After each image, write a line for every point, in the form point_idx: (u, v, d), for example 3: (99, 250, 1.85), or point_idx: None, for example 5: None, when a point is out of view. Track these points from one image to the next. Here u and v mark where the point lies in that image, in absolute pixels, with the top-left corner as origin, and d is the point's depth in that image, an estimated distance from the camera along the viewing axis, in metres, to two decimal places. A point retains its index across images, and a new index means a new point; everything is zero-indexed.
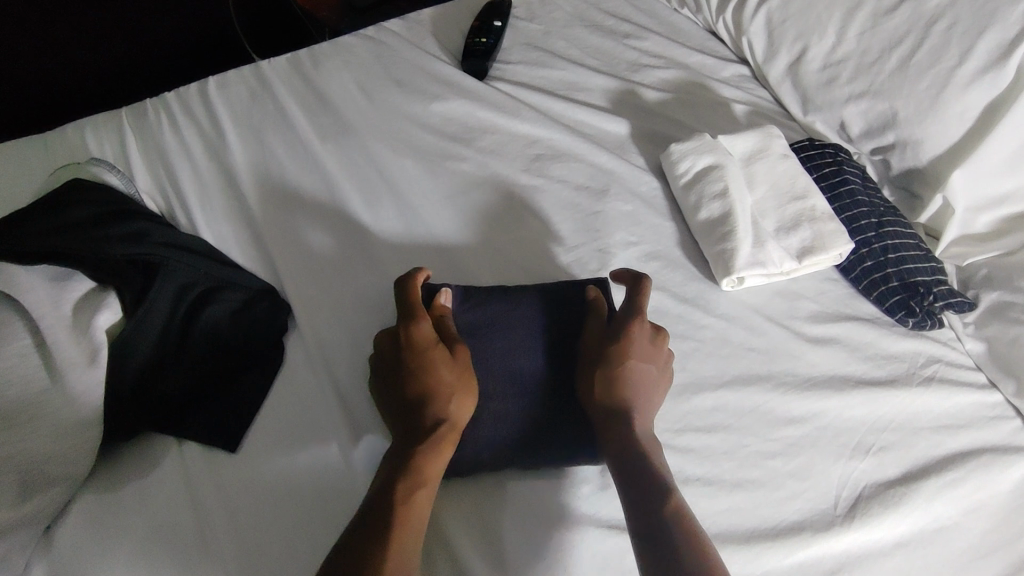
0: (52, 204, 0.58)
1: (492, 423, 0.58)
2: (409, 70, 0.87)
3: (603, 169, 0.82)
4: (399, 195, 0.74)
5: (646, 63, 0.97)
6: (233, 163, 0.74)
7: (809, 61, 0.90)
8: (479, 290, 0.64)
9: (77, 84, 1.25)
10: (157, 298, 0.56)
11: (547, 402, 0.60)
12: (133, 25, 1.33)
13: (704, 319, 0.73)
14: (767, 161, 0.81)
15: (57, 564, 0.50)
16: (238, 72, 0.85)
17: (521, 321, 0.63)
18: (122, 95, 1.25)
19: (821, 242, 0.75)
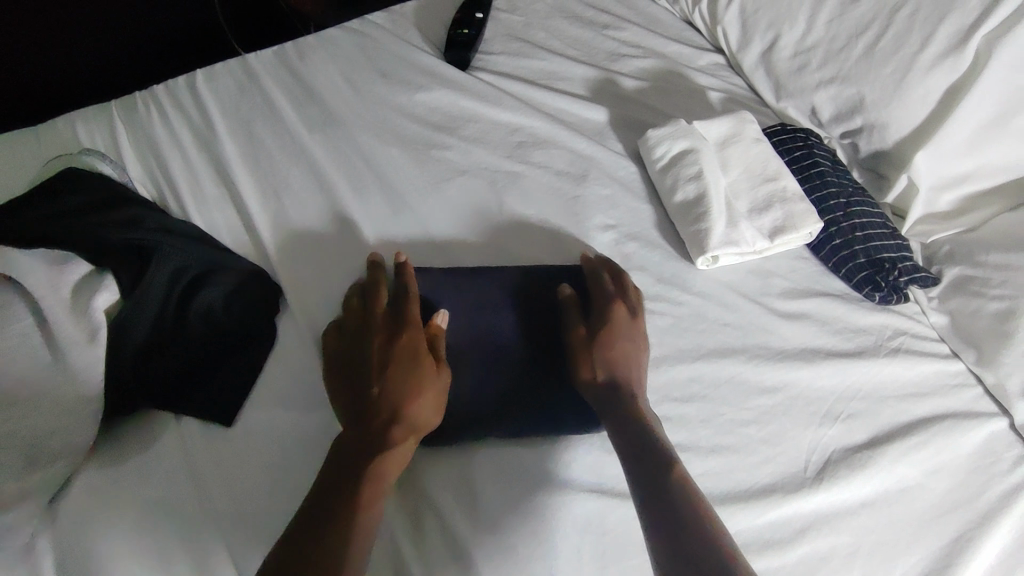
0: (48, 194, 0.60)
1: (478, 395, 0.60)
2: (393, 62, 0.89)
3: (583, 155, 0.84)
4: (385, 182, 0.76)
5: (624, 53, 1.00)
6: (221, 152, 0.76)
7: (781, 49, 0.93)
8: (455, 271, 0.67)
9: (61, 78, 1.26)
10: (155, 280, 0.58)
11: (527, 376, 0.63)
12: (116, 19, 1.34)
13: (680, 296, 0.76)
14: (740, 145, 0.84)
15: (63, 534, 0.52)
16: (225, 64, 0.86)
17: (502, 301, 0.66)
18: (106, 89, 1.26)
19: (792, 221, 0.78)
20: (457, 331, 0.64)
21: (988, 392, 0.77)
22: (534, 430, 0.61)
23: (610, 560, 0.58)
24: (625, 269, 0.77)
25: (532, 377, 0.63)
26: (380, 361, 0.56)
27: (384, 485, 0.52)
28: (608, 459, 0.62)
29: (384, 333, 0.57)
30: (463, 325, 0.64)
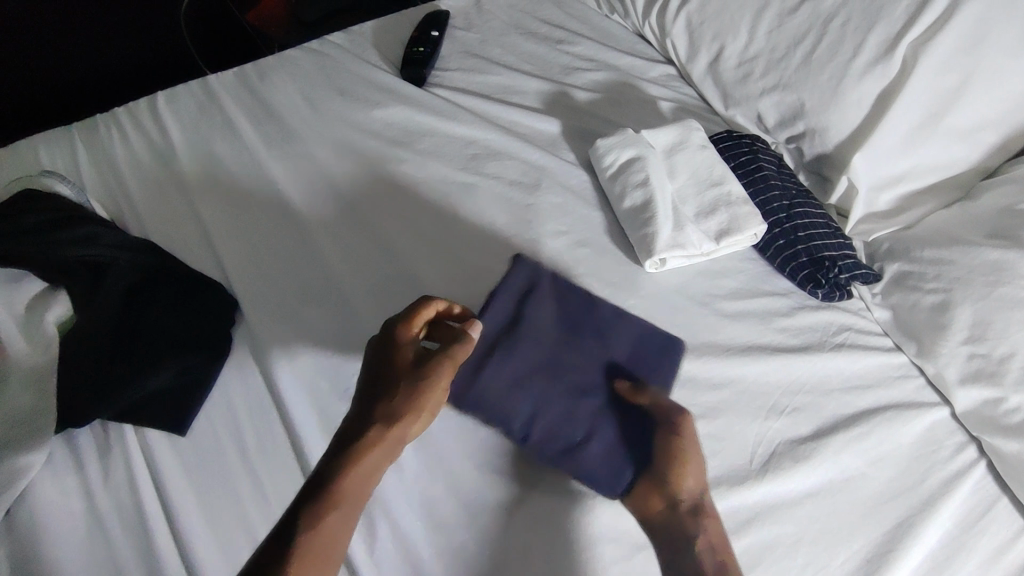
0: (4, 213, 0.63)
1: None
2: (351, 80, 0.92)
3: (535, 165, 0.88)
4: (341, 196, 0.79)
5: (577, 66, 1.03)
6: (180, 171, 0.78)
7: (726, 59, 0.97)
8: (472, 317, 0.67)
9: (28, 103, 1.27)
10: (110, 292, 0.61)
11: (544, 407, 0.63)
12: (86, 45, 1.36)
13: (630, 298, 0.79)
14: (686, 152, 0.87)
15: (17, 545, 0.53)
16: (186, 86, 0.89)
17: (548, 346, 0.67)
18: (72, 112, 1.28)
19: (736, 224, 0.81)
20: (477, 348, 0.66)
21: (930, 382, 0.80)
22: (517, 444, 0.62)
23: None
24: (574, 272, 0.79)
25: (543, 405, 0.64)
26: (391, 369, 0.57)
27: (343, 502, 0.51)
28: None
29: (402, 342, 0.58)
30: (537, 343, 0.67)
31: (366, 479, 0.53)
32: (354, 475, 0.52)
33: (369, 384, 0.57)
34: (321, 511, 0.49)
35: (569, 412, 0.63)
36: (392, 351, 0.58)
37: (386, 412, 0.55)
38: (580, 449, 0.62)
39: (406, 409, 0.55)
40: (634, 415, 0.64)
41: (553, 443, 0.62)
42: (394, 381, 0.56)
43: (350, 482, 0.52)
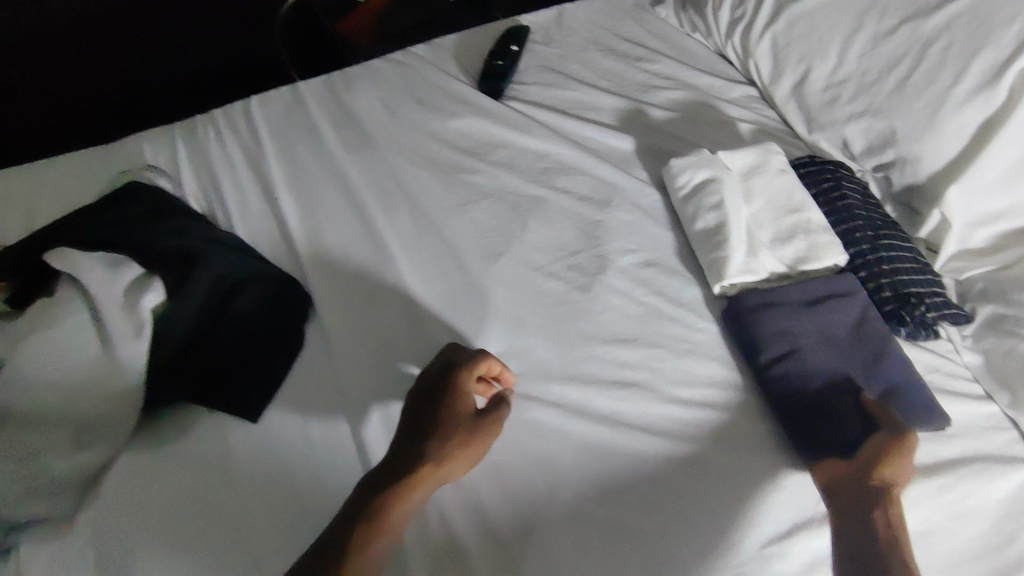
0: (114, 204, 0.68)
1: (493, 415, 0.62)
2: (432, 90, 0.95)
3: (607, 182, 0.87)
4: (414, 202, 0.81)
5: (655, 84, 1.02)
6: (266, 168, 0.82)
7: (812, 82, 0.94)
8: (880, 335, 0.72)
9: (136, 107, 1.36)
10: (197, 284, 0.64)
11: (833, 369, 0.69)
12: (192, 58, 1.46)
13: (697, 322, 0.76)
14: (764, 176, 0.84)
15: (101, 511, 0.57)
16: (277, 90, 0.93)
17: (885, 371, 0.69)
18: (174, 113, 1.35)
19: (815, 252, 0.78)
20: (788, 301, 0.74)
21: None
22: (760, 369, 0.71)
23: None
24: (641, 292, 0.78)
25: (793, 351, 0.70)
26: (445, 411, 0.59)
27: (382, 538, 0.53)
28: (613, 479, 0.64)
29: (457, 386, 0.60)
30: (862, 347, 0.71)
31: (406, 510, 0.55)
32: (403, 501, 0.55)
33: (412, 420, 0.59)
34: (371, 528, 0.52)
35: (811, 372, 0.69)
36: (446, 392, 0.60)
37: (436, 450, 0.57)
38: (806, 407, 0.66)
39: (456, 453, 0.58)
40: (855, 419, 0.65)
41: (778, 385, 0.69)
42: (440, 423, 0.59)
43: (401, 508, 0.55)
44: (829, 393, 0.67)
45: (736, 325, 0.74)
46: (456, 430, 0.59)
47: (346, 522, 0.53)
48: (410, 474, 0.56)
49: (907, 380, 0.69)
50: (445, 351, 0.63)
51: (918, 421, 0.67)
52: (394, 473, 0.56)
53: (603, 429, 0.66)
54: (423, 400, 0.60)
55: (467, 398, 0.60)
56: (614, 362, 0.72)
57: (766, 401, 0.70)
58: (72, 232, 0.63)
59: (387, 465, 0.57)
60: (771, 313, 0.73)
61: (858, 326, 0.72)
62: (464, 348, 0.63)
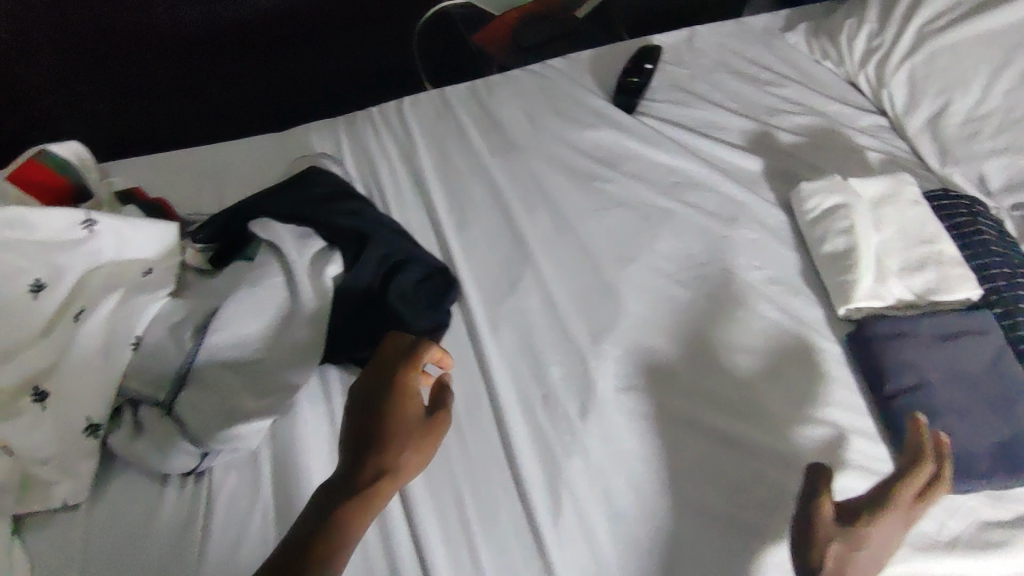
0: (297, 182, 0.76)
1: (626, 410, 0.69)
2: (569, 102, 1.01)
3: (735, 200, 0.91)
4: (552, 205, 0.87)
5: (783, 109, 1.05)
6: (420, 163, 0.90)
7: (950, 116, 0.93)
8: (1009, 378, 0.72)
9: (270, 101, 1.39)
10: (367, 260, 0.71)
11: (958, 407, 0.70)
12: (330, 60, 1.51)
13: (820, 341, 0.79)
14: (897, 205, 0.85)
15: (282, 449, 0.65)
16: (427, 93, 1.02)
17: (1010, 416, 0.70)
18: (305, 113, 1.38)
19: (947, 284, 0.79)
20: (918, 334, 0.74)
21: None
22: (884, 399, 0.72)
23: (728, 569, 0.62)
24: (766, 308, 0.80)
25: (918, 387, 0.71)
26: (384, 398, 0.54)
27: (344, 553, 0.48)
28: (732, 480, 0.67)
29: (412, 365, 0.55)
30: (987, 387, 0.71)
31: (369, 519, 0.51)
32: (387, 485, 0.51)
33: (357, 425, 0.53)
34: (337, 545, 0.48)
35: (935, 408, 0.70)
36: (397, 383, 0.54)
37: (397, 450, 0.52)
38: None
39: (414, 454, 0.52)
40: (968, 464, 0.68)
41: (901, 421, 0.70)
42: (393, 424, 0.53)
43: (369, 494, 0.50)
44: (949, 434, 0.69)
45: (865, 351, 0.75)
46: (404, 436, 0.52)
47: (302, 537, 0.48)
48: (362, 490, 0.50)
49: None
50: (387, 346, 0.57)
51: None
52: (349, 487, 0.50)
53: (725, 432, 0.70)
54: (376, 389, 0.54)
55: (413, 393, 0.55)
56: (736, 371, 0.75)
57: (887, 430, 0.72)
58: (266, 205, 0.72)
59: (341, 480, 0.51)
60: (901, 345, 0.73)
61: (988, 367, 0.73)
62: (410, 340, 0.57)
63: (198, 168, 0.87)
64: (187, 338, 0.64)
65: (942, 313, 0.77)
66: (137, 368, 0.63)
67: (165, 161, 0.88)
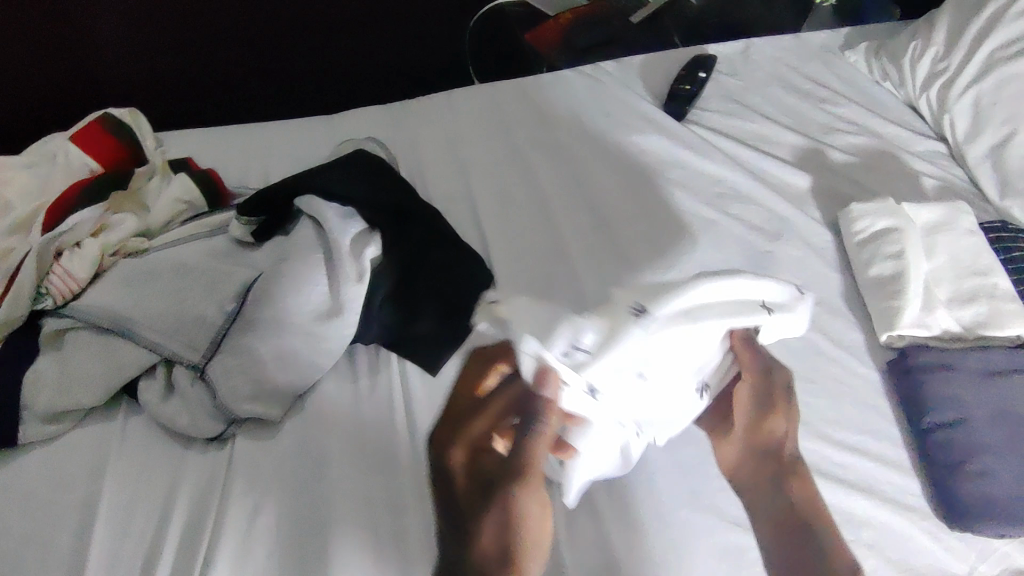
0: (344, 160, 0.77)
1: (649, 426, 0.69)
2: (617, 105, 1.00)
3: (779, 215, 0.89)
4: (593, 206, 0.87)
5: (837, 128, 1.02)
6: (465, 158, 0.92)
7: (1014, 147, 0.89)
8: None
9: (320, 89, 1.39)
10: (402, 248, 0.73)
11: (991, 445, 0.68)
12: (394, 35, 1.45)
13: (857, 367, 0.76)
14: (951, 234, 0.82)
15: (302, 422, 0.66)
16: (476, 88, 1.03)
17: None
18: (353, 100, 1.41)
19: (998, 320, 0.76)
20: (965, 367, 0.72)
21: None
22: (921, 430, 0.70)
23: None
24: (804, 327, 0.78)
25: (962, 420, 0.70)
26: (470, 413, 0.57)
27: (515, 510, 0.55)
28: None
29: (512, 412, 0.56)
30: (1015, 418, 0.70)
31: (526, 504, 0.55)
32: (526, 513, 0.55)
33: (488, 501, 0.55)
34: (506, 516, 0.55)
35: (975, 445, 0.68)
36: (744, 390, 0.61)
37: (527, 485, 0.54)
38: (959, 478, 0.67)
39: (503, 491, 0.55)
40: (1000, 504, 0.66)
41: (938, 456, 0.69)
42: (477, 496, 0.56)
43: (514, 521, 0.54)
44: (981, 469, 0.67)
45: (907, 378, 0.73)
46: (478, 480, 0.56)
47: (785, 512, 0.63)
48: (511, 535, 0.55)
49: None
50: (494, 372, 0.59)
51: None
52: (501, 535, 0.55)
53: None
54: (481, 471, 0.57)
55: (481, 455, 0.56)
56: None
57: (920, 465, 0.70)
58: (313, 178, 0.73)
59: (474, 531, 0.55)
60: (946, 375, 0.71)
61: None
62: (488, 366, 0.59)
63: (251, 147, 0.91)
64: (227, 304, 0.66)
65: (991, 347, 0.75)
66: (179, 329, 0.64)
67: (220, 139, 0.92)
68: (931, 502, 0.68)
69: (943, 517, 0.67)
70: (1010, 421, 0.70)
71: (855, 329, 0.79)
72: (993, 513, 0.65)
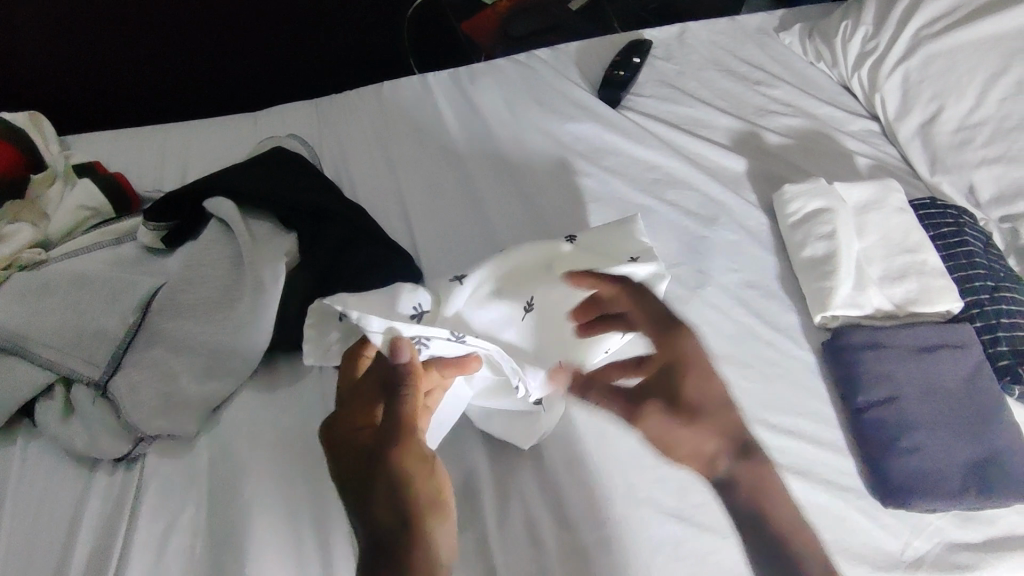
0: (257, 161, 0.75)
1: (584, 419, 0.66)
2: (551, 94, 0.98)
3: (714, 199, 0.88)
4: (526, 197, 0.85)
5: (772, 110, 1.01)
6: (395, 153, 0.89)
7: (942, 123, 0.89)
8: (980, 392, 0.70)
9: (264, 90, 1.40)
10: (322, 242, 0.69)
11: (925, 421, 0.68)
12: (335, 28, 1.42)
13: (792, 349, 0.76)
14: (881, 212, 0.82)
15: (219, 436, 0.63)
16: (407, 81, 1.00)
17: (982, 429, 0.68)
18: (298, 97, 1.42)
19: (927, 295, 0.76)
20: (895, 344, 0.72)
21: None
22: (854, 411, 0.71)
23: None
24: (739, 312, 0.78)
25: (894, 398, 0.70)
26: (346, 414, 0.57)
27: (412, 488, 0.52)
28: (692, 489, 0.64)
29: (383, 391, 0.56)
30: (948, 394, 0.70)
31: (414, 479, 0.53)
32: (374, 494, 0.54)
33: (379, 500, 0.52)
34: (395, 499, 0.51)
35: (906, 422, 0.68)
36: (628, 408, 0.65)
37: (394, 452, 0.52)
38: (893, 455, 0.67)
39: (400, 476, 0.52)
40: (935, 481, 0.66)
41: (872, 434, 0.69)
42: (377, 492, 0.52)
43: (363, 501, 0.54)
44: (914, 445, 0.67)
45: (838, 360, 0.73)
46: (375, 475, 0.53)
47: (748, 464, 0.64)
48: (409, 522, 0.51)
49: (998, 440, 0.68)
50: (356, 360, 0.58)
51: (1019, 495, 0.65)
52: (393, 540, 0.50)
53: None
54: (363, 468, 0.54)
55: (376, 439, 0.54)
56: None
57: (856, 445, 0.70)
58: (221, 179, 0.71)
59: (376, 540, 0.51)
60: (875, 354, 0.72)
61: (958, 377, 0.71)
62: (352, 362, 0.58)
63: (166, 150, 0.87)
64: (127, 318, 0.61)
65: (922, 323, 0.75)
66: (77, 345, 0.60)
67: (132, 141, 0.88)
68: (869, 482, 0.68)
69: (879, 497, 0.67)
70: (943, 397, 0.70)
71: (790, 311, 0.79)
72: (928, 490, 0.65)
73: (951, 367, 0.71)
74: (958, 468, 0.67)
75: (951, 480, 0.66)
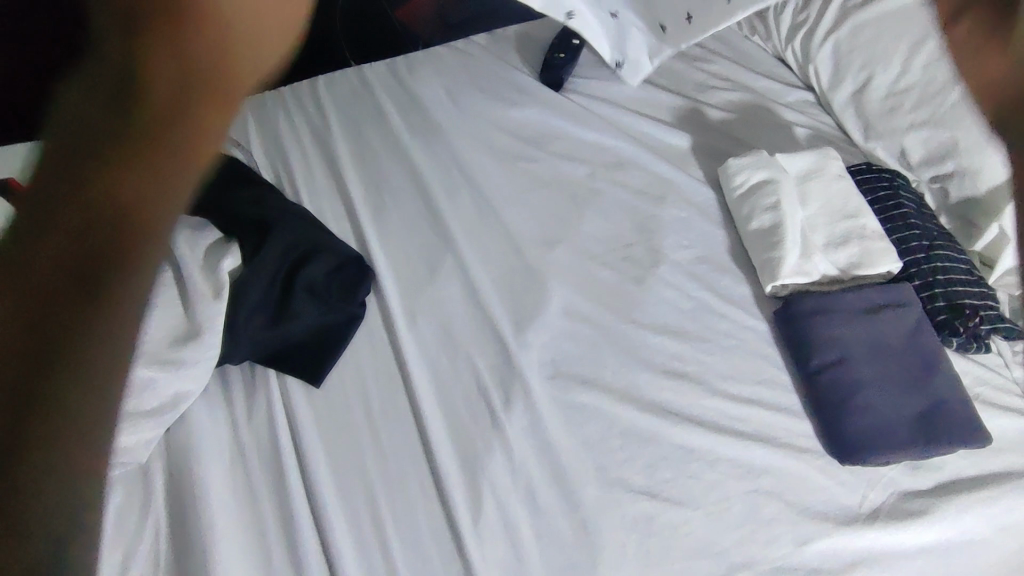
0: None
1: (551, 408, 0.67)
2: (493, 79, 0.97)
3: (662, 177, 0.88)
4: (476, 186, 0.84)
5: (712, 85, 1.03)
6: (336, 149, 0.86)
7: (873, 89, 0.92)
8: (923, 347, 0.73)
9: None
10: (268, 255, 0.67)
11: (873, 379, 0.71)
12: None
13: (745, 320, 0.78)
14: (821, 180, 0.84)
15: (175, 458, 0.61)
16: (343, 73, 0.96)
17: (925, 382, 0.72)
18: None
19: (869, 258, 0.79)
20: (842, 308, 0.75)
21: None
22: (809, 373, 0.73)
23: (654, 561, 0.61)
24: (693, 287, 0.79)
25: (844, 359, 0.73)
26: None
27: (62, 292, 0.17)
28: (660, 465, 0.65)
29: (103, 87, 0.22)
30: (890, 351, 0.73)
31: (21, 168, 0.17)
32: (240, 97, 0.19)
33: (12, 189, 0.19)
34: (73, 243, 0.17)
35: (858, 380, 0.71)
36: None
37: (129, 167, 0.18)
38: (848, 414, 0.70)
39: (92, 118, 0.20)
40: (889, 436, 0.69)
41: (826, 395, 0.71)
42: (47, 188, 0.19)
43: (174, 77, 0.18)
44: (864, 402, 0.70)
45: (791, 326, 0.75)
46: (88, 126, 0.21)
47: None
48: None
49: (942, 392, 0.71)
50: None
51: (964, 440, 0.68)
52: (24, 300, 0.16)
53: (654, 419, 0.68)
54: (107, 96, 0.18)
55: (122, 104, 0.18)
56: (664, 353, 0.73)
57: (813, 407, 0.72)
58: None
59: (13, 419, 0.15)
60: (824, 317, 0.74)
61: (903, 335, 0.74)
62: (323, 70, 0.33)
63: None
64: None
65: (864, 285, 0.79)
66: None
67: None
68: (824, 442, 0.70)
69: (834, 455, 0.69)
70: (888, 353, 0.73)
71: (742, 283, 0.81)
72: (883, 446, 0.68)
73: (897, 326, 0.74)
74: (908, 421, 0.70)
75: (901, 437, 0.69)
